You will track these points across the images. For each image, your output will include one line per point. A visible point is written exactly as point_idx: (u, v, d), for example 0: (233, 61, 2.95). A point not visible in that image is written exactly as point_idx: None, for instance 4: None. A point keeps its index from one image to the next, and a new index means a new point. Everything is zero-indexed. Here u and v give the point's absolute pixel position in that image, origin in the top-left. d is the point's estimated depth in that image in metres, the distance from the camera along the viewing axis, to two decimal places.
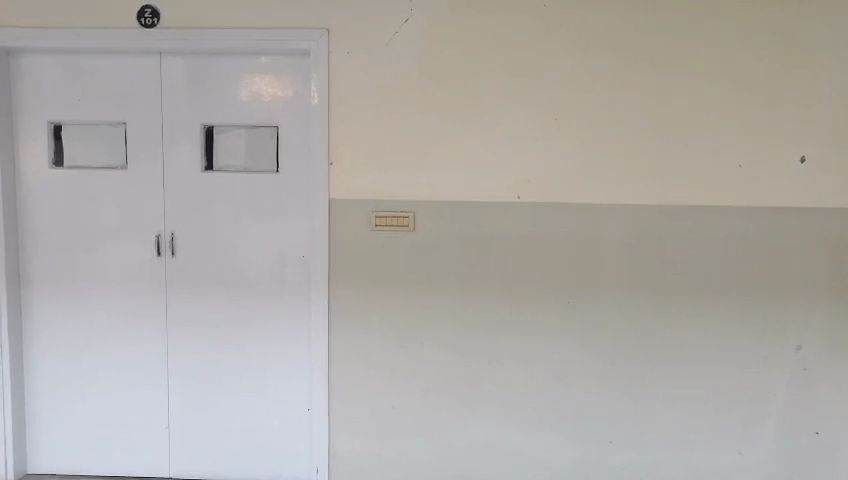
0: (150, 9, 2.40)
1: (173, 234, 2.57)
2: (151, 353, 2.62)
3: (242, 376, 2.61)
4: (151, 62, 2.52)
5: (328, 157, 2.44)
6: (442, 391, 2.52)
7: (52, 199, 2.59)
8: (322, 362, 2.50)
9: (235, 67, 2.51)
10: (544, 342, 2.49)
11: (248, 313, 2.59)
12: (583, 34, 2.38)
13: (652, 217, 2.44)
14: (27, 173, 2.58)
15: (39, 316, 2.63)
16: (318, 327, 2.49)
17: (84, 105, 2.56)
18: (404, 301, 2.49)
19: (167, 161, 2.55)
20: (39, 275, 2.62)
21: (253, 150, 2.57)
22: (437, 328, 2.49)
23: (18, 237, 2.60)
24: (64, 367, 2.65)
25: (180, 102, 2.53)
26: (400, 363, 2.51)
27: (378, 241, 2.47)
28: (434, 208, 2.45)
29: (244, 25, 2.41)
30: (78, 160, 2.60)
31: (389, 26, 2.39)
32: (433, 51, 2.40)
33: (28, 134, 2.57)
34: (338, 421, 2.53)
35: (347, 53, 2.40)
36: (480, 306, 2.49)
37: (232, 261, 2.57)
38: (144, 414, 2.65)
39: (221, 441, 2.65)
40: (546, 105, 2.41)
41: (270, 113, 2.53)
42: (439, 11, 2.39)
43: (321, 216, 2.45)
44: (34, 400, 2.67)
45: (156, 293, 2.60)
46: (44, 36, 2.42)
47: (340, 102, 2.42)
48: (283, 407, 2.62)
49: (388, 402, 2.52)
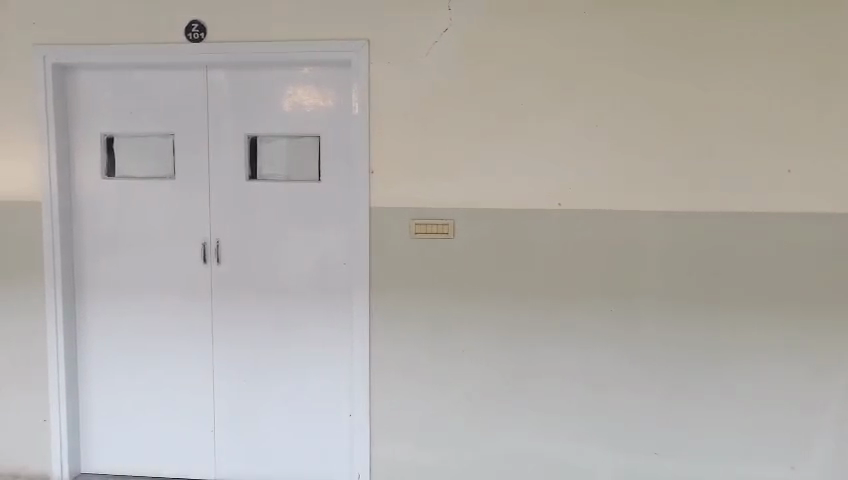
0: (198, 24, 2.49)
1: (219, 242, 2.64)
2: (197, 357, 2.69)
3: (284, 381, 2.66)
4: (198, 75, 2.60)
5: (369, 166, 2.47)
6: (482, 399, 2.51)
7: (105, 208, 2.69)
8: (362, 369, 2.53)
9: (277, 79, 2.57)
10: (586, 350, 2.46)
11: (290, 319, 2.63)
12: (624, 39, 2.36)
13: (698, 223, 2.39)
14: (81, 184, 2.70)
15: (92, 319, 2.73)
16: (359, 333, 2.52)
17: (135, 118, 2.65)
18: (444, 308, 2.49)
19: (213, 171, 2.62)
20: (91, 282, 2.72)
21: (295, 160, 2.61)
22: (478, 334, 2.49)
23: (72, 245, 2.71)
24: (115, 371, 2.74)
25: (225, 114, 2.60)
26: (440, 368, 2.51)
27: (418, 248, 2.48)
28: (474, 215, 2.45)
29: (287, 38, 2.46)
30: (129, 171, 2.69)
31: (428, 35, 2.41)
32: (473, 59, 2.41)
33: (83, 147, 2.68)
34: (378, 427, 2.55)
35: (387, 63, 2.43)
36: (520, 314, 2.47)
37: (275, 269, 2.62)
38: (191, 418, 2.72)
39: (264, 444, 2.69)
40: (587, 111, 2.39)
41: (311, 123, 2.57)
42: (478, 19, 2.39)
43: (362, 224, 2.48)
44: (86, 403, 2.77)
45: (202, 299, 2.67)
46: (99, 52, 2.54)
47: (381, 112, 2.45)
48: (324, 414, 2.65)
49: (429, 409, 2.53)
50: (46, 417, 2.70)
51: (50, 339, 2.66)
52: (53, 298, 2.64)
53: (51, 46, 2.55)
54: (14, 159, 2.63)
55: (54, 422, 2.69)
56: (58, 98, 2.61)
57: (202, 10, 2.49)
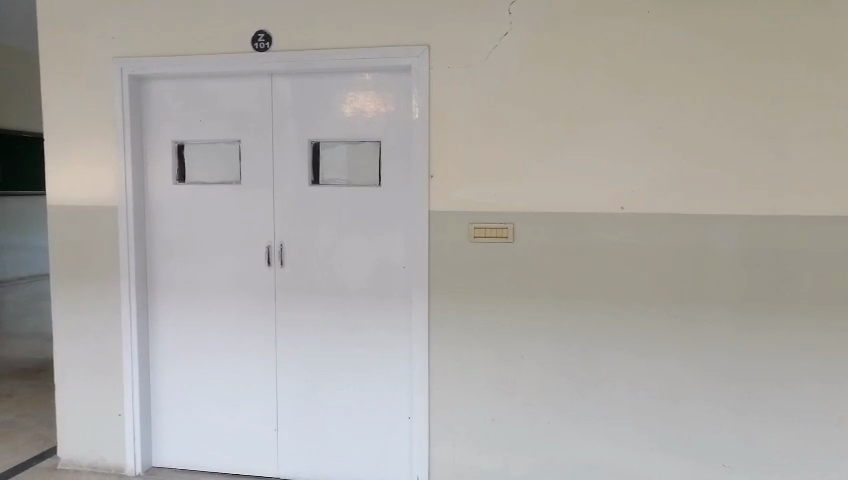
0: (264, 34, 2.57)
1: (282, 245, 2.71)
2: (262, 357, 2.76)
3: (345, 382, 2.70)
4: (263, 83, 2.68)
5: (429, 170, 2.49)
6: (542, 406, 2.49)
7: (175, 212, 2.80)
8: (422, 372, 2.54)
9: (339, 85, 2.62)
10: (650, 356, 2.40)
11: (350, 321, 2.67)
12: (691, 38, 2.30)
13: (769, 227, 2.30)
14: (154, 189, 2.82)
15: (163, 319, 2.85)
16: (418, 336, 2.53)
17: (204, 125, 2.75)
18: (504, 313, 2.49)
19: (277, 176, 2.70)
20: (162, 283, 2.84)
21: (356, 165, 2.66)
22: (538, 339, 2.47)
23: (145, 247, 2.83)
24: (183, 369, 2.85)
25: (289, 120, 2.67)
26: (499, 373, 2.50)
27: (478, 252, 2.49)
28: (534, 219, 2.44)
29: (349, 45, 2.51)
30: (198, 176, 2.80)
31: (489, 40, 2.42)
32: (533, 62, 2.40)
33: (157, 153, 2.81)
34: (437, 431, 2.57)
35: (447, 68, 2.45)
36: (582, 319, 2.44)
37: (336, 271, 2.68)
38: (255, 416, 2.80)
39: (326, 443, 2.75)
40: (651, 113, 2.34)
41: (372, 128, 2.61)
42: (539, 22, 2.38)
43: (422, 228, 2.51)
44: (157, 400, 2.89)
45: (266, 301, 2.74)
46: (172, 63, 2.65)
47: (440, 117, 2.47)
48: (383, 416, 2.68)
49: (488, 413, 2.53)
50: (120, 412, 2.83)
51: (125, 337, 2.79)
52: (128, 298, 2.77)
53: (128, 58, 2.68)
54: (94, 166, 2.78)
55: (128, 417, 2.81)
56: (133, 107, 2.74)
57: (268, 20, 2.57)
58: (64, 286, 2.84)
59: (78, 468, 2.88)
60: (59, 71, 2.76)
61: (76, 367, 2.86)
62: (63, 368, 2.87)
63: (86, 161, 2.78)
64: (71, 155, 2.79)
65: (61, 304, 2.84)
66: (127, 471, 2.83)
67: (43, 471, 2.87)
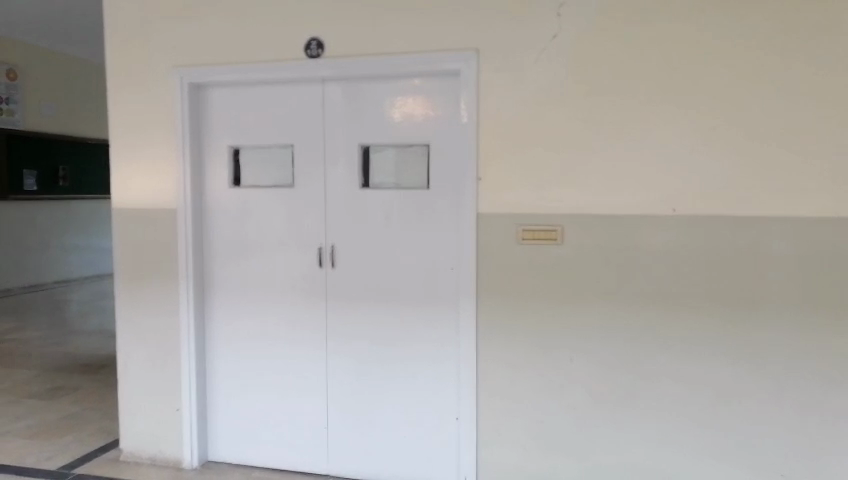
0: (317, 41, 2.65)
1: (333, 247, 2.78)
2: (313, 356, 2.83)
3: (394, 381, 2.74)
4: (315, 89, 2.75)
5: (477, 173, 2.51)
6: (591, 409, 2.48)
7: (231, 215, 2.90)
8: (469, 373, 2.56)
9: (389, 90, 2.66)
10: (702, 360, 2.37)
11: (399, 322, 2.72)
12: (745, 37, 2.26)
13: (829, 229, 2.24)
14: (211, 193, 2.92)
15: (219, 318, 2.94)
16: (466, 337, 2.56)
17: (259, 131, 2.84)
18: (552, 315, 2.49)
19: (329, 179, 2.76)
20: (218, 283, 2.94)
21: (405, 168, 2.70)
22: (587, 342, 2.46)
23: (202, 249, 2.94)
24: (237, 367, 2.94)
25: (340, 125, 2.73)
26: (547, 375, 2.50)
27: (525, 254, 2.50)
28: (583, 221, 2.44)
29: (399, 50, 2.56)
30: (253, 180, 2.89)
31: (537, 42, 2.43)
32: (582, 64, 2.40)
33: (213, 158, 2.91)
34: (485, 432, 2.58)
35: (496, 71, 2.47)
36: (632, 323, 2.42)
37: (386, 273, 2.72)
38: (306, 414, 2.87)
39: (375, 441, 2.79)
40: (703, 114, 2.31)
41: (421, 132, 2.64)
42: (588, 24, 2.39)
43: (470, 230, 2.53)
44: (212, 397, 2.99)
45: (318, 302, 2.81)
46: (228, 71, 2.76)
47: (489, 120, 2.49)
48: (431, 417, 2.71)
49: (536, 415, 2.53)
50: (178, 407, 2.94)
51: (183, 335, 2.90)
52: (186, 297, 2.88)
53: (188, 67, 2.80)
54: (155, 170, 2.90)
55: (186, 412, 2.92)
56: (192, 113, 2.85)
57: (321, 28, 2.65)
58: (126, 285, 2.97)
59: (139, 461, 3.01)
60: (123, 81, 2.89)
61: (136, 363, 2.99)
62: (125, 364, 3.00)
63: (148, 166, 2.91)
64: (134, 160, 2.93)
65: (124, 302, 2.97)
66: (185, 464, 2.93)
67: (107, 463, 3.01)
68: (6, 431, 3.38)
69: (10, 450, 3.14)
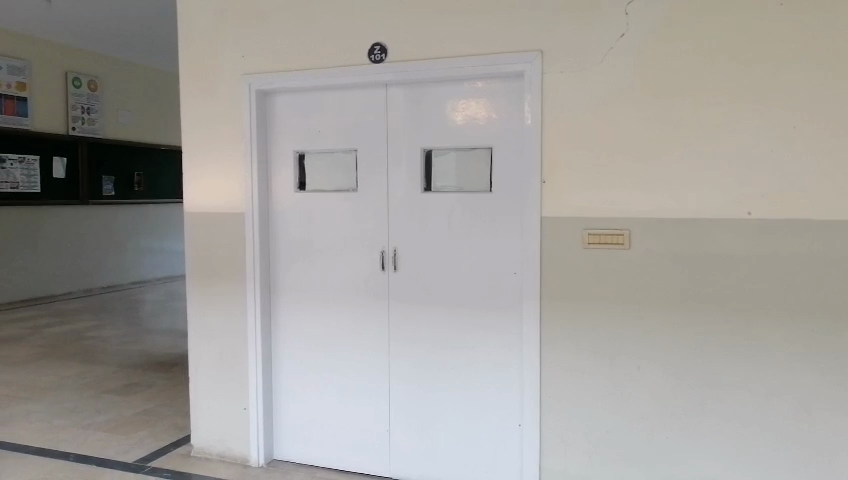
0: (380, 46, 2.67)
1: (396, 251, 2.79)
2: (375, 358, 2.85)
3: (455, 386, 2.73)
4: (378, 94, 2.77)
5: (541, 176, 2.47)
6: (660, 420, 2.39)
7: (297, 218, 2.96)
8: (532, 379, 2.52)
9: (451, 94, 2.66)
10: (781, 372, 2.24)
11: (461, 326, 2.70)
12: (829, 30, 2.14)
13: None
14: (277, 197, 2.99)
15: (284, 319, 3.01)
16: (529, 342, 2.52)
17: (323, 136, 2.89)
18: (619, 322, 2.42)
19: (392, 183, 2.78)
20: (283, 286, 3.00)
21: (467, 172, 2.68)
22: (656, 351, 2.38)
23: (268, 252, 3.01)
24: (302, 368, 2.99)
25: (403, 129, 2.75)
26: (613, 382, 2.44)
27: (592, 259, 2.44)
28: (653, 225, 2.36)
29: (462, 53, 2.55)
30: (317, 184, 2.94)
31: (604, 42, 2.37)
32: (651, 63, 2.33)
33: (279, 163, 2.98)
34: (548, 440, 2.53)
35: (561, 72, 2.43)
36: (704, 331, 2.32)
37: (448, 277, 2.72)
38: (368, 416, 2.89)
39: (436, 445, 2.79)
40: (782, 113, 2.20)
41: (483, 135, 2.62)
42: (658, 21, 2.31)
43: (534, 234, 2.49)
44: (278, 397, 3.05)
45: (380, 305, 2.83)
46: (295, 78, 2.82)
47: (554, 122, 2.45)
48: (493, 423, 2.68)
49: (601, 424, 2.46)
50: (245, 406, 3.02)
51: (250, 336, 2.97)
52: (253, 299, 2.96)
53: (256, 75, 2.87)
54: (225, 176, 2.99)
55: (252, 411, 3.00)
56: (260, 120, 2.93)
57: (385, 33, 2.67)
58: (197, 287, 3.07)
59: (208, 457, 3.10)
60: (195, 89, 3.00)
61: (206, 362, 3.09)
62: (195, 362, 3.11)
63: (218, 171, 3.00)
64: (204, 166, 3.03)
65: (194, 303, 3.08)
66: (251, 462, 3.01)
67: (179, 458, 3.12)
68: (88, 424, 3.56)
69: (90, 442, 3.31)
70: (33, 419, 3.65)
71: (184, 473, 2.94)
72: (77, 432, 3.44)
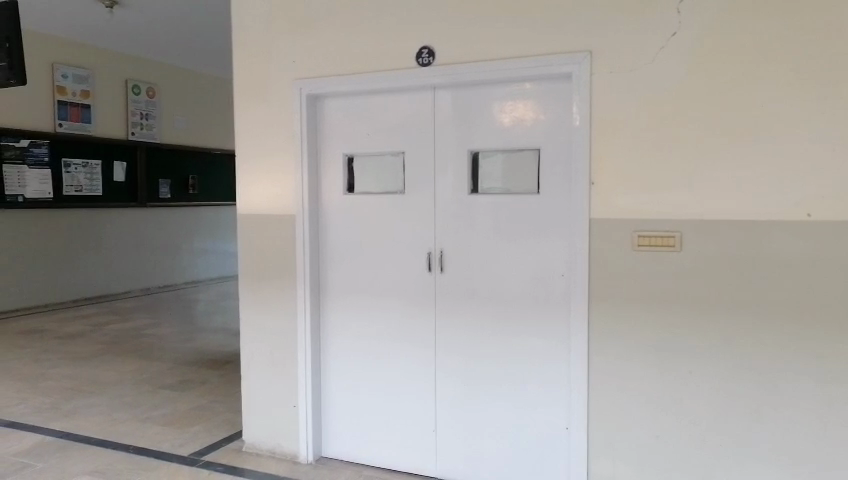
0: (428, 49, 2.70)
1: (442, 252, 2.81)
2: (422, 359, 2.88)
3: (502, 388, 2.73)
4: (426, 97, 2.80)
5: (589, 177, 2.45)
6: (713, 427, 2.33)
7: (345, 220, 3.02)
8: (580, 383, 2.50)
9: (499, 95, 2.66)
10: (842, 379, 2.16)
11: (507, 328, 2.70)
12: None
13: None
14: (327, 199, 3.05)
15: (333, 320, 3.06)
16: (576, 345, 2.50)
17: (371, 139, 2.93)
18: (670, 325, 2.37)
19: (439, 185, 2.80)
20: (333, 286, 3.06)
21: (514, 173, 2.68)
22: (709, 356, 2.33)
23: (318, 253, 3.07)
24: (350, 367, 3.04)
25: (450, 132, 2.76)
26: (663, 387, 2.39)
27: (642, 261, 2.40)
28: (705, 227, 2.31)
29: (509, 55, 2.56)
30: (366, 186, 2.98)
31: (655, 41, 2.34)
32: (704, 61, 2.28)
33: (329, 165, 3.04)
34: (596, 444, 2.50)
35: (610, 72, 2.40)
36: (759, 336, 2.26)
37: (495, 278, 2.72)
38: (415, 416, 2.92)
39: (483, 447, 2.79)
40: (843, 111, 2.13)
41: (530, 136, 2.62)
42: (711, 19, 2.27)
43: (582, 236, 2.47)
44: (326, 396, 3.11)
45: (427, 306, 2.85)
46: (344, 82, 2.87)
47: (603, 123, 2.42)
48: (541, 425, 2.67)
49: (651, 429, 2.42)
50: (295, 404, 3.08)
51: (300, 335, 3.04)
52: (303, 298, 3.02)
53: (307, 79, 2.94)
54: (276, 178, 3.07)
55: (302, 409, 3.06)
56: (310, 124, 3.00)
57: (433, 36, 2.70)
58: (249, 287, 3.15)
59: (260, 453, 3.19)
60: (248, 95, 3.09)
61: (258, 360, 3.17)
62: (247, 361, 3.19)
63: (270, 174, 3.08)
64: (257, 169, 3.11)
65: (247, 303, 3.16)
66: (300, 458, 3.07)
67: (231, 452, 3.21)
68: (146, 418, 3.70)
69: (148, 435, 3.43)
70: (95, 412, 3.81)
71: (236, 468, 3.02)
72: (136, 425, 3.58)
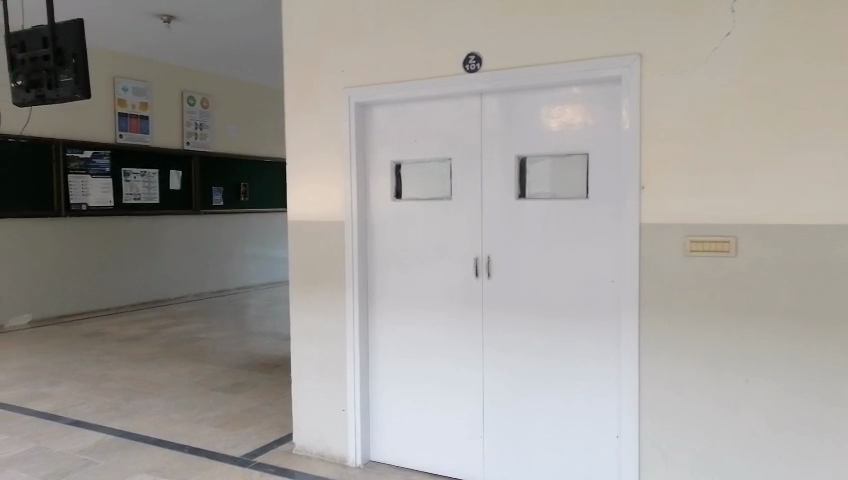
0: (475, 56, 2.71)
1: (490, 257, 2.81)
2: (469, 365, 2.88)
3: (550, 395, 2.70)
4: (473, 103, 2.81)
5: (639, 181, 2.41)
6: (770, 439, 2.26)
7: (393, 226, 3.05)
8: (631, 391, 2.45)
9: (546, 100, 2.65)
10: None
11: (555, 334, 2.68)
12: None
13: None
14: (375, 206, 3.09)
15: (381, 325, 3.10)
16: (627, 353, 2.46)
17: (418, 145, 2.96)
18: (725, 333, 2.31)
19: (486, 190, 2.80)
20: (381, 292, 3.09)
21: (562, 178, 2.66)
22: (766, 365, 2.25)
23: (366, 258, 3.11)
24: (397, 372, 3.07)
25: (497, 137, 2.77)
26: (719, 396, 2.33)
27: (694, 267, 2.35)
28: (761, 231, 2.24)
29: (557, 60, 2.55)
30: (413, 192, 3.01)
31: (708, 41, 2.29)
32: (760, 61, 2.22)
33: (377, 172, 3.08)
34: (648, 454, 2.45)
35: (661, 75, 2.36)
36: (820, 345, 2.17)
37: (542, 284, 2.70)
38: (462, 421, 2.92)
39: (531, 454, 2.77)
40: None
41: (579, 141, 2.59)
42: (767, 18, 2.21)
43: (632, 242, 2.43)
44: (374, 400, 3.14)
45: (474, 311, 2.85)
46: (392, 90, 2.91)
47: (653, 127, 2.39)
48: (590, 433, 2.63)
49: (705, 440, 2.36)
50: (344, 408, 3.12)
51: (348, 340, 3.08)
52: (351, 303, 3.06)
53: (356, 88, 2.99)
54: (325, 185, 3.12)
55: (350, 412, 3.10)
56: (359, 132, 3.05)
57: (481, 42, 2.71)
58: (299, 292, 3.22)
59: (310, 455, 3.24)
60: (299, 103, 3.16)
61: (307, 364, 3.22)
62: (298, 364, 3.25)
63: (319, 181, 3.14)
64: (306, 176, 3.18)
65: (297, 307, 3.23)
66: (349, 462, 3.11)
67: (282, 454, 3.27)
68: (200, 419, 3.81)
69: (203, 436, 3.54)
70: (153, 412, 3.95)
71: (287, 469, 3.08)
72: (191, 426, 3.69)
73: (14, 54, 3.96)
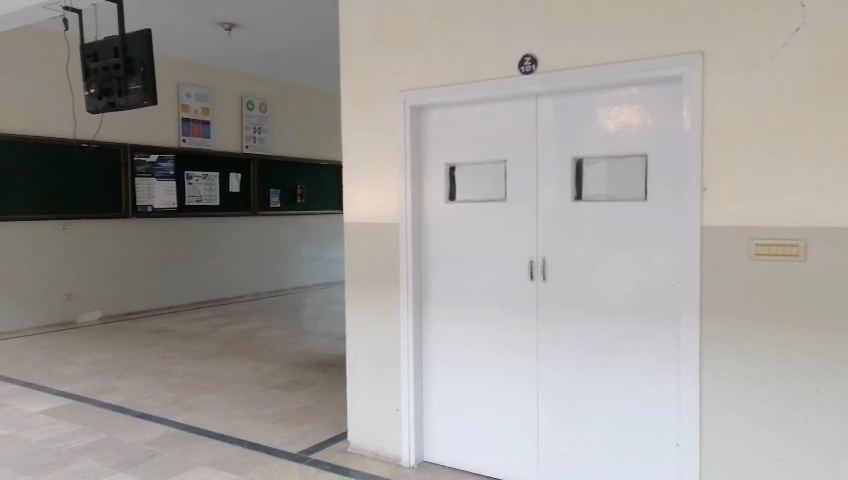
0: (531, 57, 2.70)
1: (545, 260, 2.79)
2: (523, 367, 2.86)
3: (607, 400, 2.66)
4: (528, 105, 2.79)
5: (701, 183, 2.35)
6: (841, 451, 2.16)
7: (447, 227, 3.06)
8: (691, 397, 2.39)
9: (604, 100, 2.61)
10: None
11: (612, 338, 2.63)
12: None
13: None
14: (429, 208, 3.11)
15: (434, 326, 3.11)
16: (687, 359, 2.40)
17: (473, 147, 2.96)
18: (792, 340, 2.22)
19: (541, 192, 2.78)
20: (435, 293, 3.11)
21: (620, 180, 2.62)
22: (836, 374, 2.16)
23: (420, 259, 3.13)
24: (451, 373, 3.08)
25: (552, 138, 2.74)
26: (785, 406, 2.24)
27: (759, 271, 2.27)
28: (832, 234, 2.15)
29: (615, 60, 2.51)
30: (467, 195, 3.02)
31: (775, 38, 2.21)
32: (831, 57, 2.13)
33: (431, 175, 3.10)
34: (709, 463, 2.38)
35: (724, 73, 2.30)
36: None
37: (598, 287, 2.66)
38: (516, 424, 2.90)
39: (587, 460, 2.73)
40: None
41: (637, 141, 2.54)
42: (840, 11, 2.11)
43: (693, 245, 2.37)
44: (428, 401, 3.16)
45: (528, 314, 2.83)
46: (446, 93, 2.93)
47: (715, 127, 2.32)
48: (648, 440, 2.57)
49: (770, 451, 2.27)
50: (398, 408, 3.15)
51: (402, 341, 3.11)
52: (406, 304, 3.09)
53: (411, 91, 3.02)
54: (380, 188, 3.17)
55: (404, 412, 3.12)
56: (413, 135, 3.07)
57: (537, 43, 2.69)
58: (354, 293, 3.27)
59: (364, 454, 3.28)
60: (356, 107, 3.21)
61: (362, 363, 3.27)
62: (353, 364, 3.30)
63: (375, 184, 3.19)
64: (362, 179, 3.23)
65: (353, 307, 3.28)
66: (402, 462, 3.13)
67: (337, 452, 3.33)
68: (259, 415, 3.91)
69: (261, 432, 3.63)
70: (214, 407, 4.08)
71: (342, 467, 3.13)
72: (250, 422, 3.80)
73: (89, 64, 4.17)
